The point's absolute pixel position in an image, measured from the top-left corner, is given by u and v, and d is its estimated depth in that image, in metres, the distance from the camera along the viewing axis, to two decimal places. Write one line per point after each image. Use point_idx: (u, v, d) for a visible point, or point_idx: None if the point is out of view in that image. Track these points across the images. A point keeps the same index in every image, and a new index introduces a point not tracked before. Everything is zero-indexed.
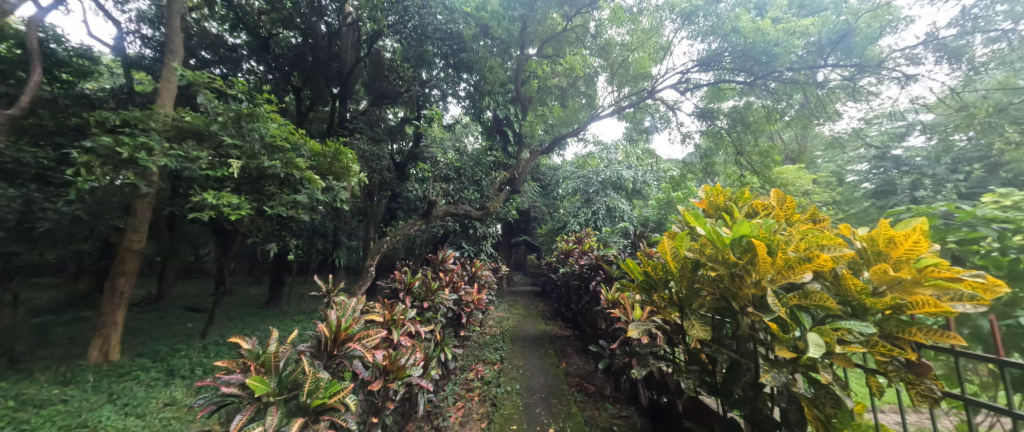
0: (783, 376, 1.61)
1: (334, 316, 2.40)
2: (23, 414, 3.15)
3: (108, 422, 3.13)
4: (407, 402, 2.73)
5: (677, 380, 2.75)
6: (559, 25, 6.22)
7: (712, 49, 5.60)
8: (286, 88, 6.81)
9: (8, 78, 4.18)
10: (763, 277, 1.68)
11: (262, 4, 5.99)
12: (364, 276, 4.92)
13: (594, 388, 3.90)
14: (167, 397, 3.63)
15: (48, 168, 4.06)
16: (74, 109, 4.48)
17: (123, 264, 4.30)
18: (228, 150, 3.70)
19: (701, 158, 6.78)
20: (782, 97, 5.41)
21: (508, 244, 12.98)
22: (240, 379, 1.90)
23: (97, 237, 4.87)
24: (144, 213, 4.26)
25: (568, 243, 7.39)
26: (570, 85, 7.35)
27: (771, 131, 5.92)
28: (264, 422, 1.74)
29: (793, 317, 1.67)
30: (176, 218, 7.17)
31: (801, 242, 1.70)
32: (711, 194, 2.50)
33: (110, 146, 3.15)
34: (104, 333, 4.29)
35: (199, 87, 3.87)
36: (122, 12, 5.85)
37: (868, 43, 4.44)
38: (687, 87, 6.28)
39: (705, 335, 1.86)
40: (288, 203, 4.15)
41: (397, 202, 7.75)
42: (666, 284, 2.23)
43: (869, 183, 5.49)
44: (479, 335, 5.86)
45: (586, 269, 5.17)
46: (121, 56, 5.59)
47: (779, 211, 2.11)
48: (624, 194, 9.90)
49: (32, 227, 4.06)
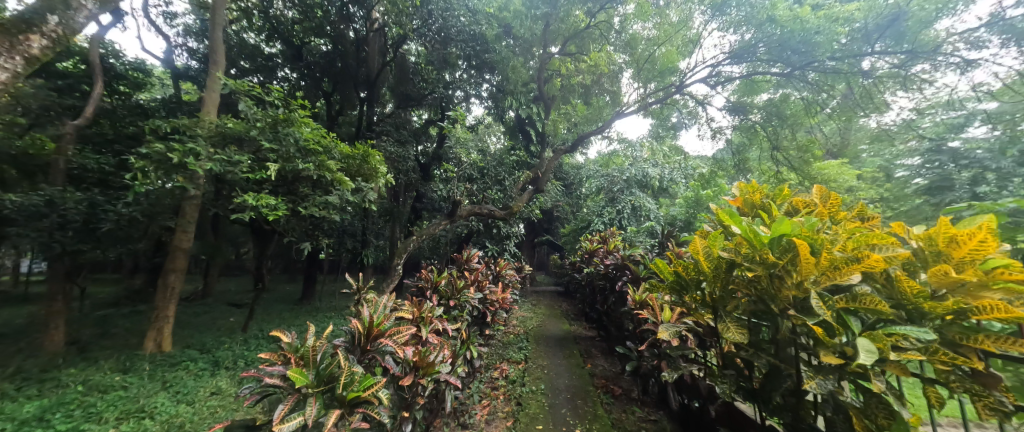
0: (829, 384, 1.53)
1: (367, 312, 2.48)
2: (91, 398, 3.44)
3: (162, 408, 3.36)
4: (434, 398, 2.81)
5: (710, 384, 2.66)
6: (583, 22, 6.14)
7: (745, 40, 5.37)
8: (317, 93, 7.11)
9: (74, 91, 4.64)
10: (806, 279, 1.60)
11: (295, 14, 6.28)
12: (392, 274, 5.03)
13: (621, 390, 3.83)
14: (213, 387, 3.84)
15: (108, 173, 4.51)
16: (130, 119, 4.89)
17: (174, 261, 4.60)
18: (266, 154, 3.88)
19: (734, 154, 6.49)
20: (823, 88, 5.07)
21: (531, 244, 12.93)
22: (282, 371, 1.97)
23: (151, 237, 5.21)
24: (192, 215, 4.54)
25: (592, 243, 7.26)
26: (594, 83, 7.23)
27: (811, 124, 5.63)
28: (305, 412, 1.80)
29: (840, 321, 1.57)
30: (218, 218, 7.65)
31: (849, 241, 1.61)
32: (746, 192, 2.42)
33: (162, 152, 3.37)
34: (158, 325, 4.61)
35: (240, 94, 4.08)
36: (171, 27, 6.28)
37: (922, 27, 4.11)
38: (717, 81, 6.05)
39: (741, 338, 1.81)
40: (321, 203, 4.28)
41: (422, 202, 7.96)
42: (698, 285, 2.16)
43: (921, 179, 5.02)
44: (503, 334, 5.85)
45: (611, 269, 5.04)
46: (170, 68, 6.02)
47: (822, 208, 2.01)
48: (649, 192, 9.64)
49: (97, 227, 4.24)
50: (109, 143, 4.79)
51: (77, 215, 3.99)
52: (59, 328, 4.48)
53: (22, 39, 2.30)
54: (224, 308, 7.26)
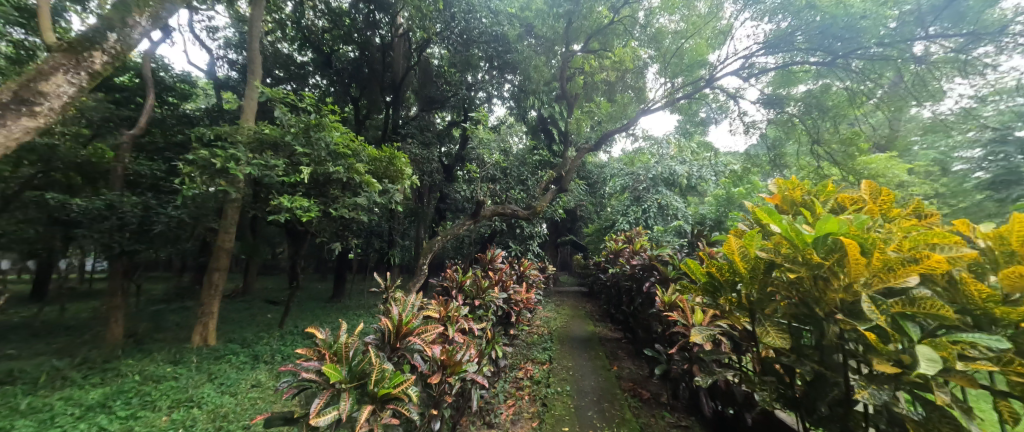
0: (884, 395, 1.43)
1: (396, 311, 2.53)
2: (146, 387, 3.70)
3: (208, 398, 3.57)
4: (460, 396, 2.83)
5: (746, 391, 2.54)
6: (606, 18, 5.99)
7: (781, 29, 5.11)
8: (345, 99, 7.34)
9: (130, 103, 5.03)
10: (855, 281, 1.50)
11: (325, 23, 6.55)
12: (418, 273, 5.11)
13: (650, 394, 3.73)
14: (253, 380, 4.04)
15: (160, 178, 4.82)
16: (179, 128, 5.26)
17: (217, 261, 4.87)
18: (300, 158, 4.04)
19: (768, 148, 6.20)
20: (870, 76, 4.74)
21: (554, 244, 12.86)
22: (317, 366, 2.03)
23: (196, 237, 5.38)
24: (234, 216, 4.79)
25: (617, 243, 7.12)
26: (618, 79, 7.07)
27: (855, 115, 5.29)
28: (339, 407, 1.86)
29: (896, 326, 1.47)
30: (256, 220, 8.05)
31: (904, 240, 1.50)
32: (784, 188, 2.30)
33: (206, 158, 3.59)
34: (204, 320, 4.90)
35: (275, 101, 4.27)
36: (213, 40, 6.66)
37: (984, 7, 3.77)
38: (750, 73, 5.78)
39: (781, 343, 1.72)
40: (350, 205, 4.41)
41: (445, 203, 8.05)
42: (733, 286, 2.04)
43: (984, 172, 4.64)
44: (527, 334, 5.85)
45: (638, 270, 4.89)
46: (212, 79, 6.39)
47: (872, 205, 1.88)
48: (677, 191, 9.36)
49: (149, 228, 4.50)
50: (160, 151, 5.16)
51: (133, 217, 4.27)
52: (118, 322, 4.83)
53: (87, 56, 2.50)
54: (262, 305, 7.64)
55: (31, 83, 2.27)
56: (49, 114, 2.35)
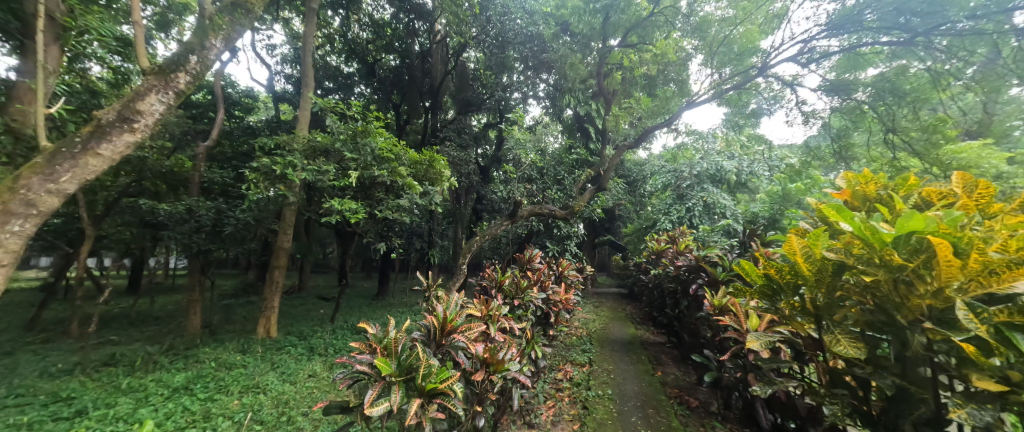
0: (986, 415, 1.28)
1: (441, 308, 2.58)
2: (220, 373, 4.08)
3: (272, 385, 3.87)
4: (502, 394, 2.85)
5: (810, 403, 2.34)
6: (644, 10, 5.76)
7: (846, 8, 4.69)
8: (387, 105, 7.66)
9: (204, 118, 5.60)
10: (948, 286, 1.35)
11: (369, 34, 6.93)
12: (457, 273, 5.20)
13: (698, 402, 3.56)
14: (309, 370, 4.32)
15: (228, 184, 5.30)
16: (244, 139, 5.78)
17: (277, 260, 5.26)
18: (348, 163, 4.26)
19: (832, 140, 5.65)
20: (957, 52, 4.21)
21: (592, 244, 12.56)
22: (369, 359, 2.13)
23: (259, 238, 5.86)
24: (291, 219, 5.14)
25: (659, 243, 6.84)
26: (660, 73, 6.75)
27: (938, 99, 4.68)
28: (390, 398, 1.94)
29: (999, 337, 1.32)
30: (309, 222, 8.61)
31: (1009, 239, 1.33)
32: (855, 183, 2.08)
33: (268, 165, 3.90)
34: (267, 314, 5.32)
35: (327, 111, 4.52)
36: (272, 57, 7.22)
37: None
38: (809, 58, 5.33)
39: (856, 353, 1.56)
40: (393, 207, 4.58)
41: (483, 203, 8.13)
42: (795, 290, 1.88)
43: None
44: (566, 335, 5.79)
45: (683, 271, 4.64)
46: (271, 92, 6.93)
47: (968, 200, 1.67)
48: (725, 188, 8.79)
49: (221, 230, 4.93)
50: (229, 160, 5.68)
51: (208, 220, 4.70)
52: (197, 314, 5.37)
53: (173, 77, 2.79)
54: (315, 302, 8.15)
55: (131, 103, 2.58)
56: (145, 129, 2.66)
